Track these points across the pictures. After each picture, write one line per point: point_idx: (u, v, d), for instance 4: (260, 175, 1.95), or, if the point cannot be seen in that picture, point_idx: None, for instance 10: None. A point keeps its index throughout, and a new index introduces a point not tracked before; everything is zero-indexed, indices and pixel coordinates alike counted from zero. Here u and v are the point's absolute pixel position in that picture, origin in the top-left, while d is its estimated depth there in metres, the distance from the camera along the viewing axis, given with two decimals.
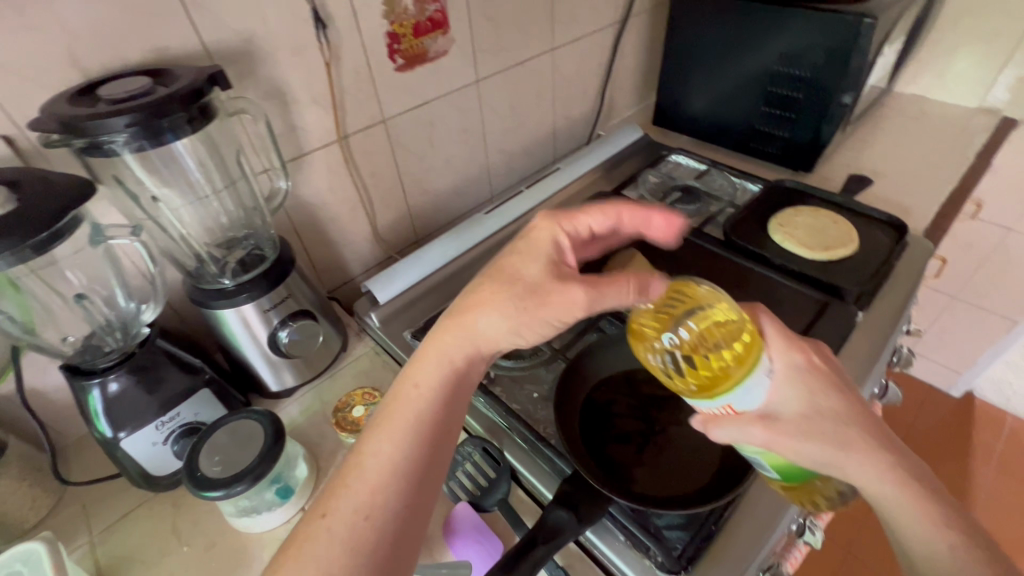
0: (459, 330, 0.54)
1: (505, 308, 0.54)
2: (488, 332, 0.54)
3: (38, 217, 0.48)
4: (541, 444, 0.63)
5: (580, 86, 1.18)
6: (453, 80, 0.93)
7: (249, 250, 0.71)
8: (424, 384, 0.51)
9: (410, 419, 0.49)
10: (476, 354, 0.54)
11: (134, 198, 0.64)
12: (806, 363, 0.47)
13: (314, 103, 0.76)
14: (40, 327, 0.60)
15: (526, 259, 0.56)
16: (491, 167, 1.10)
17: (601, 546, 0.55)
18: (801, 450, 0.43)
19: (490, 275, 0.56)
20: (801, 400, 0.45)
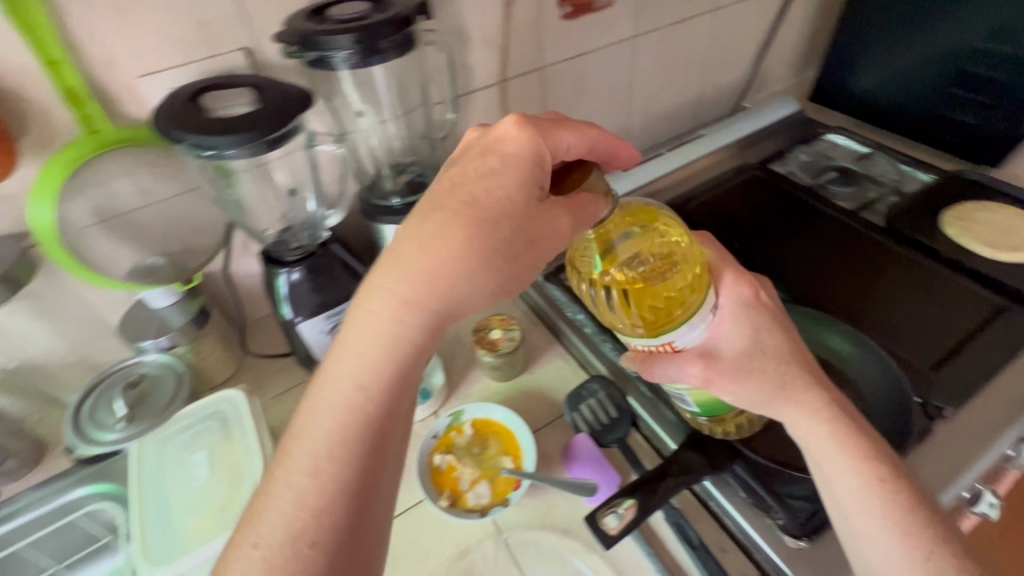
0: (416, 257, 0.40)
1: (467, 235, 0.40)
2: (444, 271, 0.39)
3: (273, 120, 0.56)
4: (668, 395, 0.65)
5: (736, 52, 1.12)
6: (613, 33, 0.92)
7: (416, 175, 0.76)
8: (362, 332, 0.40)
9: (354, 379, 0.40)
10: (433, 297, 0.40)
11: (342, 111, 0.72)
12: (755, 303, 0.50)
13: (486, 43, 0.80)
14: (249, 215, 0.71)
15: (492, 167, 0.43)
16: (630, 127, 1.09)
17: (720, 497, 0.57)
18: (740, 388, 0.48)
19: (467, 178, 0.42)
20: (747, 338, 0.49)
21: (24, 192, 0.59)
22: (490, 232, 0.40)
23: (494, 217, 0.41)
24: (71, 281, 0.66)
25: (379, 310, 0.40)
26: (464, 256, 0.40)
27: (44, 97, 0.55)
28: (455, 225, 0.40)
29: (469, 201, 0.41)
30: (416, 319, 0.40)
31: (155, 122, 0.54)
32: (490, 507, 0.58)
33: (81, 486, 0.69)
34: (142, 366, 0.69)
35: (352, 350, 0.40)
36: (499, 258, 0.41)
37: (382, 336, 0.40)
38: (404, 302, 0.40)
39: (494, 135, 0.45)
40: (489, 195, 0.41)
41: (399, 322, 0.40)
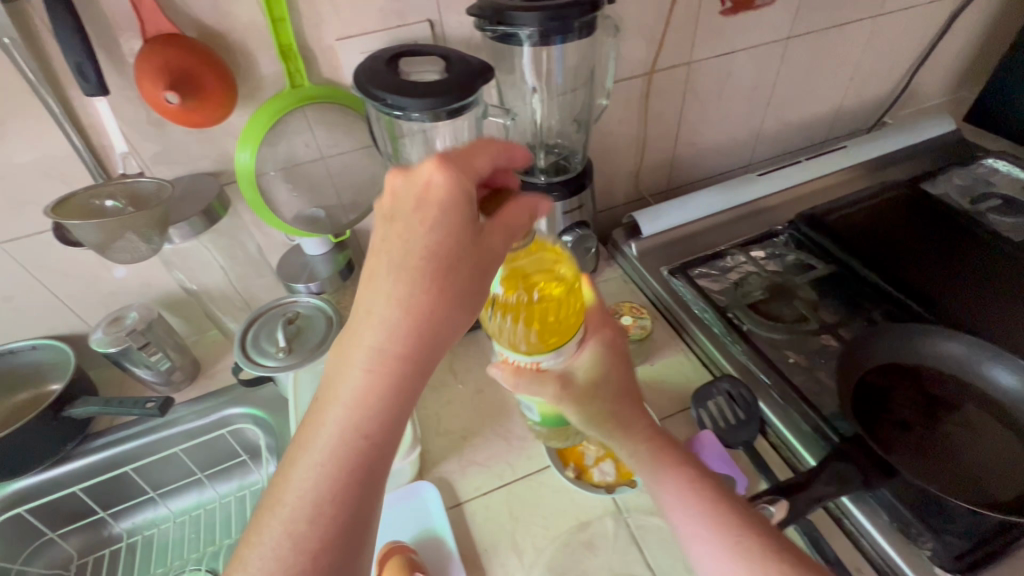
0: (390, 310, 0.39)
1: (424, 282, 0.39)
2: (421, 312, 0.39)
3: (453, 90, 0.58)
4: (820, 419, 0.63)
5: (889, 63, 1.06)
6: (767, 33, 0.90)
7: (557, 158, 0.78)
8: (351, 382, 0.39)
9: (340, 433, 0.38)
10: (416, 337, 0.39)
11: (518, 88, 0.75)
12: (610, 343, 0.55)
13: (641, 33, 0.80)
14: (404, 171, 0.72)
15: (424, 207, 0.39)
16: (763, 132, 1.06)
17: (862, 519, 0.54)
18: (589, 412, 0.52)
19: (414, 225, 0.39)
20: (597, 376, 0.53)
21: (230, 135, 0.66)
22: (450, 281, 0.39)
23: (450, 266, 0.39)
24: (247, 218, 0.74)
25: (360, 360, 0.39)
26: (422, 302, 0.39)
27: (263, 51, 0.62)
28: (413, 272, 0.39)
29: (427, 248, 0.39)
30: (400, 367, 0.39)
31: (358, 81, 0.59)
32: (616, 486, 0.61)
33: (239, 405, 0.76)
34: (296, 305, 0.74)
35: (336, 403, 0.39)
36: (458, 300, 0.40)
37: (370, 386, 0.38)
38: (390, 351, 0.39)
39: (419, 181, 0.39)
40: (446, 242, 0.39)
41: (385, 371, 0.39)
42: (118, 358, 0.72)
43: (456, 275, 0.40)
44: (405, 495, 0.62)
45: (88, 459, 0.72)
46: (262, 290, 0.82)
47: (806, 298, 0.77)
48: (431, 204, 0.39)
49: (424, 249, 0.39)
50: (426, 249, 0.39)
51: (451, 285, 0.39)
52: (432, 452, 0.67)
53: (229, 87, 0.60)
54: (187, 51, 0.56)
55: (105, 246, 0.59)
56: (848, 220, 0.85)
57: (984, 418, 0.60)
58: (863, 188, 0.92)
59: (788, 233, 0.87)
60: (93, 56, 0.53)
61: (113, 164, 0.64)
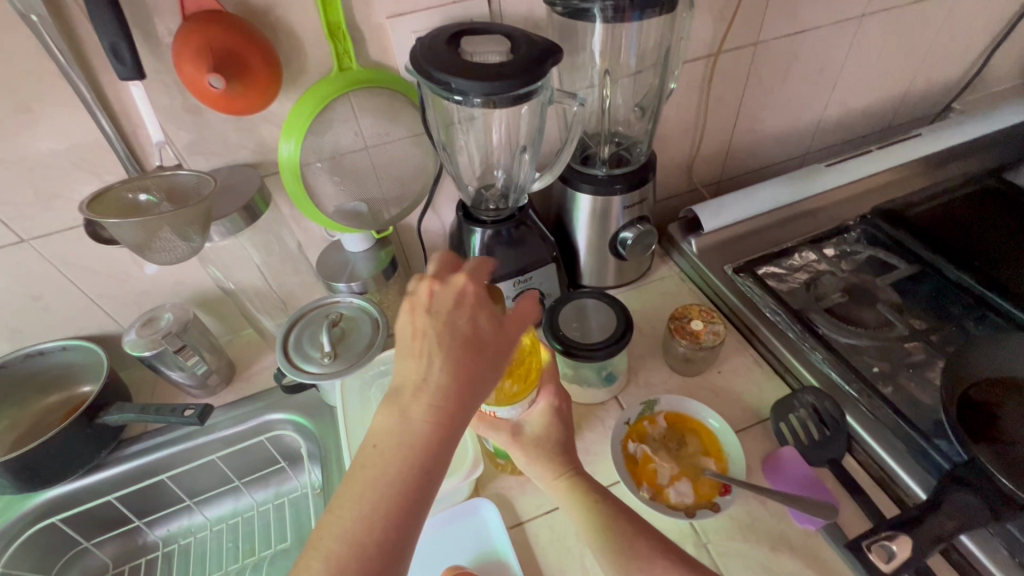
0: (443, 370, 0.38)
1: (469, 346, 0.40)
2: (470, 368, 0.39)
3: (522, 72, 0.52)
4: (919, 437, 0.57)
5: (965, 43, 0.98)
6: (841, 10, 0.82)
7: (617, 149, 0.73)
8: (402, 433, 0.37)
9: (389, 482, 0.36)
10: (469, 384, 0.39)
11: (579, 71, 0.69)
12: (561, 406, 0.53)
13: (710, 9, 0.73)
14: (455, 163, 0.67)
15: (461, 306, 0.41)
16: (825, 119, 0.98)
17: (981, 555, 0.48)
18: (534, 466, 0.51)
19: (465, 314, 0.41)
20: (539, 429, 0.52)
21: (272, 124, 0.61)
22: (466, 367, 0.39)
23: (478, 350, 0.40)
24: (287, 211, 0.69)
25: (413, 414, 0.38)
26: (452, 383, 0.39)
27: (309, 29, 0.56)
28: (435, 351, 0.39)
29: (468, 330, 0.40)
30: (449, 427, 0.38)
31: (417, 62, 0.53)
32: (695, 509, 0.54)
33: (279, 410, 0.72)
34: (339, 306, 0.70)
35: (386, 451, 0.37)
36: (480, 378, 0.40)
37: (418, 440, 0.37)
38: (444, 411, 0.38)
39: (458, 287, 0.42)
40: (473, 330, 0.40)
41: (439, 428, 0.38)
42: (152, 361, 0.68)
43: (487, 353, 0.40)
44: (462, 513, 0.58)
45: (123, 467, 0.69)
46: (300, 287, 0.77)
47: (890, 301, 0.71)
48: (468, 302, 0.41)
49: (462, 324, 0.40)
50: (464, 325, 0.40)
51: (459, 366, 0.39)
52: (487, 465, 0.62)
53: (273, 70, 0.55)
54: (229, 30, 0.51)
55: (144, 245, 0.55)
56: (929, 215, 0.79)
57: None
58: (935, 184, 0.84)
59: (862, 228, 0.80)
60: (128, 35, 0.48)
61: (146, 154, 0.59)
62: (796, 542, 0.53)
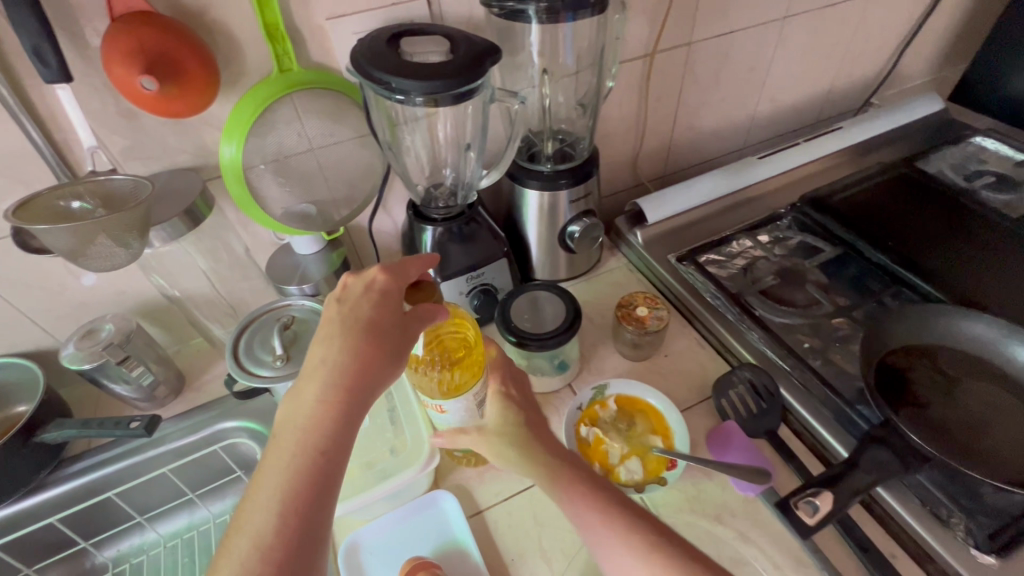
0: (338, 355, 0.41)
1: (366, 331, 0.42)
2: (366, 353, 0.42)
3: (461, 71, 0.53)
4: (844, 404, 0.62)
5: (879, 43, 1.06)
6: (764, 13, 0.88)
7: (562, 145, 0.76)
8: (301, 415, 0.40)
9: (286, 460, 0.38)
10: (365, 366, 0.41)
11: (519, 71, 0.71)
12: (512, 393, 0.55)
13: (643, 11, 0.77)
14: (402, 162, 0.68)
15: (366, 294, 0.44)
16: (758, 115, 1.04)
17: (895, 504, 0.53)
18: (504, 458, 0.51)
19: (361, 303, 0.43)
20: (493, 416, 0.53)
21: (212, 127, 0.60)
22: (361, 350, 0.41)
23: (378, 335, 0.42)
24: (233, 215, 0.68)
25: (311, 395, 0.40)
26: (349, 367, 0.41)
27: (247, 31, 0.56)
28: (337, 338, 0.42)
29: (368, 319, 0.43)
30: (344, 409, 0.40)
31: (358, 63, 0.54)
32: (645, 484, 0.58)
33: (232, 418, 0.70)
34: (290, 309, 0.69)
35: (287, 431, 0.40)
36: (379, 362, 0.42)
37: (315, 420, 0.39)
38: (338, 394, 0.40)
39: (361, 280, 0.45)
40: (374, 317, 0.43)
41: (332, 412, 0.40)
42: (94, 375, 0.65)
43: (387, 337, 0.43)
44: (422, 507, 0.59)
45: (65, 487, 0.66)
46: (250, 293, 0.76)
47: (817, 282, 0.76)
48: (375, 290, 0.44)
49: (366, 316, 0.43)
50: (367, 315, 0.43)
51: (354, 349, 0.41)
52: (446, 458, 0.63)
53: (210, 72, 0.55)
54: (161, 31, 0.50)
55: (77, 251, 0.53)
56: (850, 201, 0.85)
57: (1007, 398, 0.59)
58: (857, 172, 0.91)
59: (792, 216, 0.86)
60: (51, 37, 0.47)
61: (78, 160, 0.58)
62: (738, 509, 0.57)
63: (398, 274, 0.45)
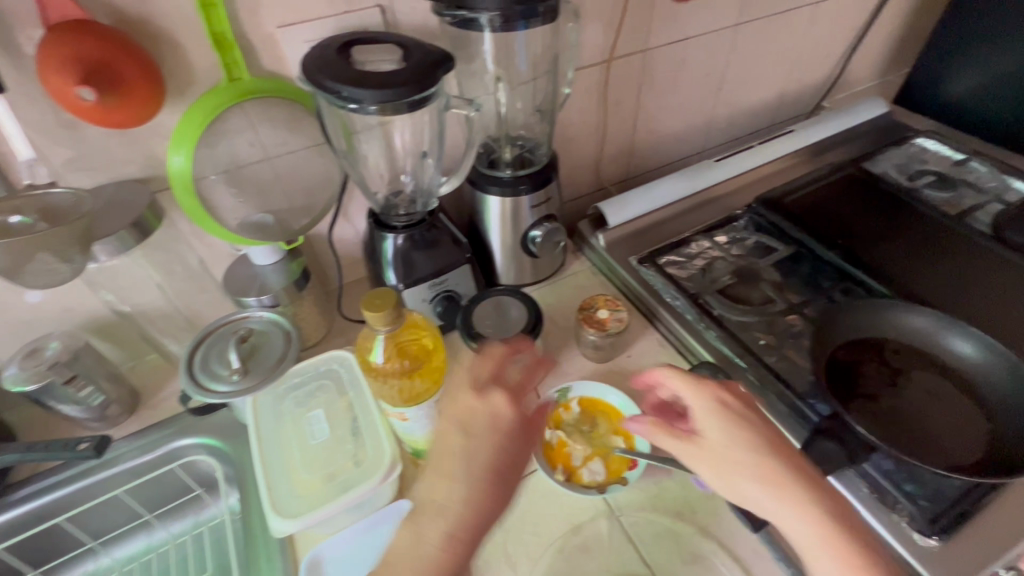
0: (464, 492, 0.46)
1: (489, 463, 0.47)
2: (483, 491, 0.46)
3: (414, 80, 0.53)
4: (797, 398, 0.64)
5: (827, 49, 1.10)
6: (717, 20, 0.90)
7: (522, 151, 0.76)
8: (422, 547, 0.45)
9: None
10: (481, 507, 0.46)
11: (475, 78, 0.72)
12: (724, 399, 0.51)
13: (598, 19, 0.79)
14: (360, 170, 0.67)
15: (492, 430, 0.48)
16: (715, 119, 1.07)
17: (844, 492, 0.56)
18: (717, 471, 0.48)
19: (485, 436, 0.48)
20: (716, 435, 0.48)
21: (160, 137, 0.59)
22: (485, 491, 0.46)
23: (495, 472, 0.47)
24: (185, 228, 0.66)
25: (433, 529, 0.45)
26: (470, 505, 0.46)
27: (193, 39, 0.55)
28: (464, 475, 0.46)
29: (490, 451, 0.48)
30: (465, 547, 0.45)
31: (308, 71, 0.53)
32: (607, 485, 0.59)
33: (189, 435, 0.68)
34: (249, 321, 0.68)
35: (409, 561, 0.44)
36: (497, 498, 0.47)
37: (435, 556, 0.44)
38: (456, 535, 0.45)
39: (485, 406, 0.49)
40: (494, 454, 0.47)
41: (452, 552, 0.45)
42: (39, 396, 0.63)
43: (503, 477, 0.47)
44: (385, 517, 0.58)
45: (10, 515, 0.63)
46: (207, 306, 0.74)
47: (771, 280, 0.79)
48: (498, 426, 0.48)
49: (484, 435, 0.48)
50: (486, 433, 0.48)
51: (480, 489, 0.46)
52: (409, 467, 0.63)
53: (155, 81, 0.53)
54: (100, 40, 0.49)
55: (15, 268, 0.51)
56: (802, 202, 0.88)
57: (946, 385, 0.62)
58: (808, 173, 0.94)
59: (749, 217, 0.89)
60: None
61: (15, 173, 0.55)
62: (699, 505, 0.58)
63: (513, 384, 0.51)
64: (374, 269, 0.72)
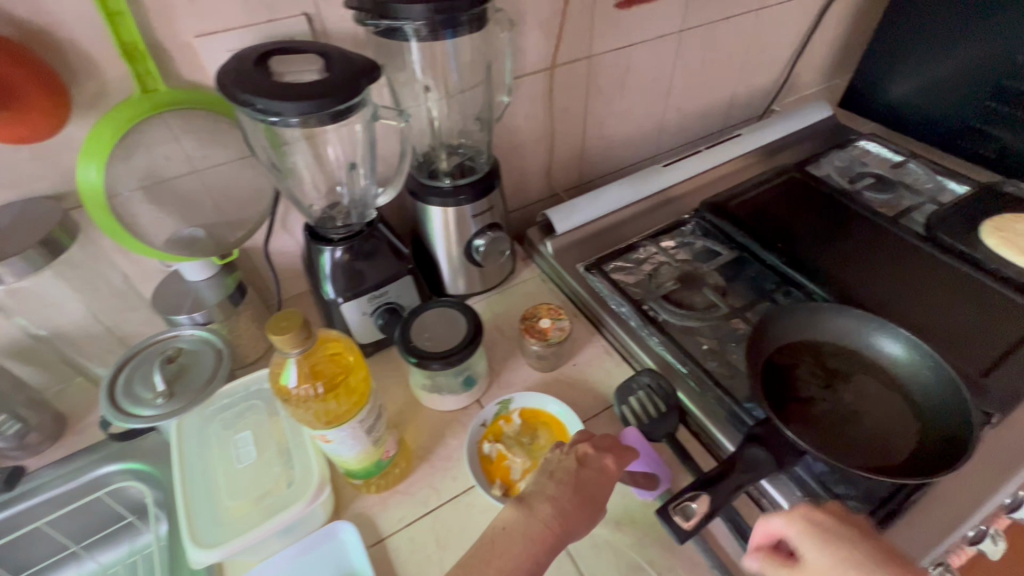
0: (570, 500, 0.47)
1: (598, 476, 0.50)
2: (585, 496, 0.48)
3: (340, 89, 0.51)
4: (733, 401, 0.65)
5: (774, 53, 1.12)
6: (661, 26, 0.91)
7: (463, 159, 0.76)
8: (526, 527, 0.46)
9: (516, 558, 0.44)
10: (584, 511, 0.48)
11: (408, 87, 0.71)
12: (818, 517, 0.44)
13: (539, 26, 0.78)
14: (292, 182, 0.66)
15: (602, 468, 0.51)
16: (666, 123, 1.08)
17: (775, 495, 0.57)
18: None
19: (598, 461, 0.51)
20: (818, 562, 0.41)
21: (71, 150, 0.56)
22: (581, 503, 0.48)
23: (596, 486, 0.49)
24: (107, 245, 0.63)
25: (540, 516, 0.46)
26: (575, 507, 0.48)
27: (101, 49, 0.53)
28: (573, 487, 0.48)
29: (600, 467, 0.50)
30: (559, 542, 0.46)
31: (222, 82, 0.51)
32: None
33: (113, 461, 0.66)
34: (178, 340, 0.65)
35: (513, 538, 0.45)
36: (591, 516, 0.48)
37: (536, 538, 0.45)
38: (558, 523, 0.46)
39: (597, 448, 0.52)
40: (598, 478, 0.50)
41: (554, 535, 0.46)
42: None
43: (599, 494, 0.49)
44: (318, 541, 0.56)
45: None
46: (137, 325, 0.71)
47: (715, 284, 0.80)
48: (609, 471, 0.51)
49: (596, 469, 0.50)
50: (593, 466, 0.50)
51: (583, 501, 0.48)
52: (347, 486, 0.61)
53: (58, 92, 0.51)
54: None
55: None
56: (746, 206, 0.89)
57: (877, 387, 0.63)
58: (753, 177, 0.96)
59: (695, 222, 0.90)
60: None
61: None
62: (638, 515, 0.58)
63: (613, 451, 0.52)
64: (312, 283, 0.70)
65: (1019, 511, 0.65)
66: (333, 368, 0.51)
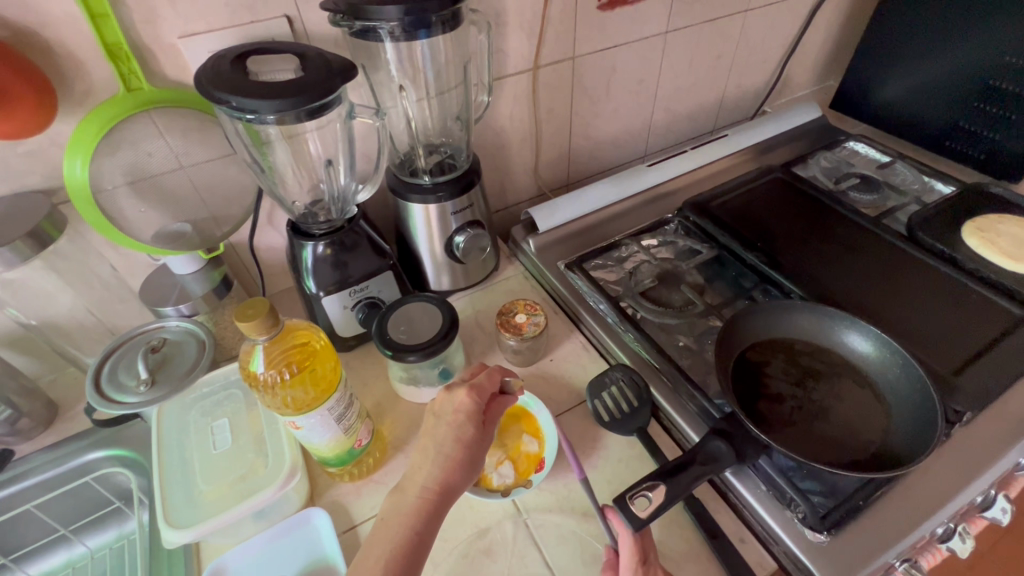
0: (438, 465, 0.51)
1: (455, 433, 0.53)
2: (450, 456, 0.52)
3: (314, 87, 0.53)
4: (701, 396, 0.66)
5: (763, 55, 1.13)
6: (646, 28, 0.92)
7: (445, 157, 0.78)
8: (397, 511, 0.50)
9: (393, 541, 0.47)
10: (445, 475, 0.51)
11: (388, 87, 0.73)
12: None
13: (520, 27, 0.80)
14: (274, 179, 0.68)
15: (457, 414, 0.54)
16: (655, 124, 1.09)
17: (741, 489, 0.57)
18: None
19: (450, 412, 0.54)
20: None
21: (59, 146, 0.59)
22: (447, 463, 0.51)
23: (461, 446, 0.53)
24: (94, 238, 0.66)
25: (410, 491, 0.50)
26: (441, 474, 0.51)
27: (85, 48, 0.55)
28: (434, 450, 0.52)
29: (453, 417, 0.54)
30: (436, 506, 0.50)
31: (199, 81, 0.53)
32: (512, 488, 0.60)
33: (100, 447, 0.68)
34: (163, 330, 0.68)
35: (391, 524, 0.49)
36: (466, 466, 0.52)
37: (411, 514, 0.49)
38: (431, 486, 0.50)
39: (452, 402, 0.55)
40: (457, 434, 0.53)
41: (427, 504, 0.49)
42: None
43: (466, 452, 0.53)
44: (294, 525, 0.58)
45: None
46: (126, 316, 0.74)
47: (693, 282, 0.81)
48: (463, 414, 0.54)
49: (451, 420, 0.54)
50: (451, 420, 0.54)
51: (450, 463, 0.52)
52: (324, 475, 0.63)
53: (42, 90, 0.53)
54: None
55: None
56: (728, 206, 0.90)
57: (848, 384, 0.63)
58: (737, 177, 0.97)
59: (678, 221, 0.90)
60: None
61: None
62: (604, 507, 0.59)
63: (470, 393, 0.55)
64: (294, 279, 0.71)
65: (991, 510, 0.65)
66: (302, 357, 0.53)
